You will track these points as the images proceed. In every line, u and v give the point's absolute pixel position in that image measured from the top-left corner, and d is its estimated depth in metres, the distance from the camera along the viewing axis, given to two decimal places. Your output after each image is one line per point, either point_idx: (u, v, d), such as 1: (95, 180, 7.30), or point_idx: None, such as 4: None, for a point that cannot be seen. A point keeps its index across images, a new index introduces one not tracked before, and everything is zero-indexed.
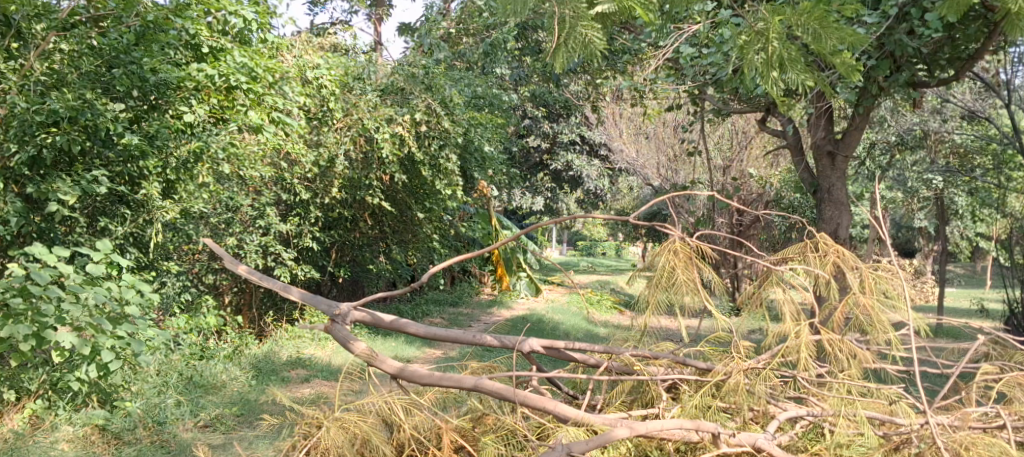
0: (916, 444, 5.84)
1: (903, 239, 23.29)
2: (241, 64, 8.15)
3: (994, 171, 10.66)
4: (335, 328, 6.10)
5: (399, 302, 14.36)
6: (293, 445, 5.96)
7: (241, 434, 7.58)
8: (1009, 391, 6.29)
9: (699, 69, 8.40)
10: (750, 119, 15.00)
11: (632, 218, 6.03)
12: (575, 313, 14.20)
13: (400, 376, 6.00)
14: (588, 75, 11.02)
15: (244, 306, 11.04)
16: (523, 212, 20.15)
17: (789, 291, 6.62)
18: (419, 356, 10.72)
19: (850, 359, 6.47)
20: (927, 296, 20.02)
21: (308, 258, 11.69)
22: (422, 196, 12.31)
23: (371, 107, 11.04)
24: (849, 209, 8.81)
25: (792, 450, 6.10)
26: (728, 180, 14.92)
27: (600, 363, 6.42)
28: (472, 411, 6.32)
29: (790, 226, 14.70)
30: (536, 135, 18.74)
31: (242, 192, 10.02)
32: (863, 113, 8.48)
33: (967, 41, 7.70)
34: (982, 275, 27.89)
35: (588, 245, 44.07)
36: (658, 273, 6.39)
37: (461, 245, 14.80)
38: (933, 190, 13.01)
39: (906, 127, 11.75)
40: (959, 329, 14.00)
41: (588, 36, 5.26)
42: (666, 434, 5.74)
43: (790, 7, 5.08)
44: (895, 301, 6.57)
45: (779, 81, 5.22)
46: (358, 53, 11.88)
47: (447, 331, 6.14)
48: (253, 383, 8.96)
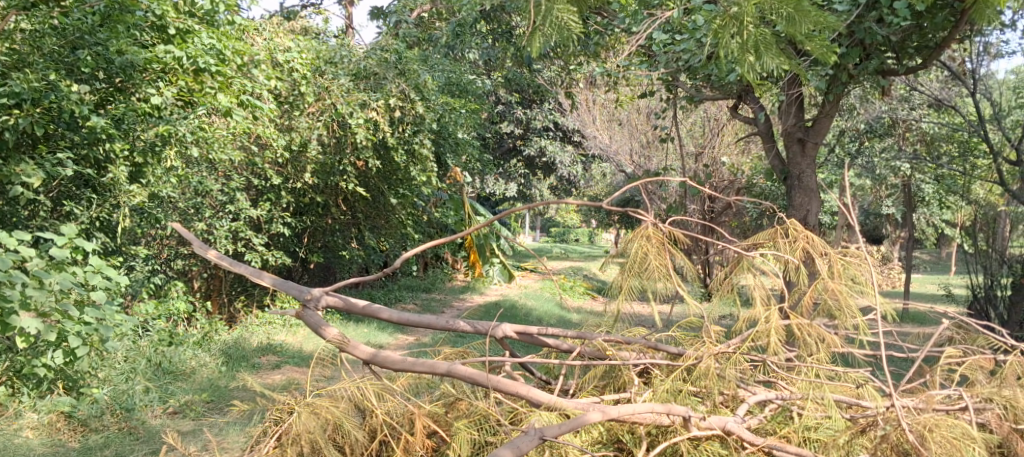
0: (882, 426, 5.80)
1: (871, 227, 23.64)
2: (209, 46, 7.97)
3: (962, 158, 10.80)
4: (306, 314, 6.03)
5: (372, 288, 14.30)
6: (264, 431, 5.95)
7: (211, 420, 7.54)
8: (971, 374, 6.46)
9: (673, 55, 8.43)
10: (721, 106, 15.10)
11: (606, 204, 5.92)
12: (548, 299, 14.28)
13: (372, 362, 5.94)
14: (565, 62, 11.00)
15: (213, 292, 10.95)
16: (496, 198, 20.14)
17: (759, 277, 6.72)
18: (392, 342, 10.67)
19: (819, 344, 6.53)
20: (892, 283, 20.33)
21: (279, 244, 11.63)
22: (396, 182, 12.27)
23: (344, 91, 10.95)
24: (818, 196, 8.90)
25: (761, 434, 6.17)
26: (700, 166, 15.04)
27: (573, 348, 6.45)
28: (445, 397, 6.28)
29: (761, 213, 14.83)
30: (509, 121, 18.72)
31: (211, 177, 9.93)
32: (834, 100, 8.54)
33: (935, 30, 7.81)
34: (947, 261, 28.44)
35: (560, 232, 44.45)
36: (631, 259, 6.42)
37: (435, 231, 14.76)
38: (899, 177, 13.20)
39: (874, 115, 11.90)
40: (923, 313, 14.26)
41: (564, 19, 5.33)
42: (636, 418, 5.77)
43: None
44: (864, 286, 6.68)
45: (754, 65, 5.27)
46: (330, 37, 11.71)
47: (419, 317, 6.09)
48: (222, 369, 8.88)
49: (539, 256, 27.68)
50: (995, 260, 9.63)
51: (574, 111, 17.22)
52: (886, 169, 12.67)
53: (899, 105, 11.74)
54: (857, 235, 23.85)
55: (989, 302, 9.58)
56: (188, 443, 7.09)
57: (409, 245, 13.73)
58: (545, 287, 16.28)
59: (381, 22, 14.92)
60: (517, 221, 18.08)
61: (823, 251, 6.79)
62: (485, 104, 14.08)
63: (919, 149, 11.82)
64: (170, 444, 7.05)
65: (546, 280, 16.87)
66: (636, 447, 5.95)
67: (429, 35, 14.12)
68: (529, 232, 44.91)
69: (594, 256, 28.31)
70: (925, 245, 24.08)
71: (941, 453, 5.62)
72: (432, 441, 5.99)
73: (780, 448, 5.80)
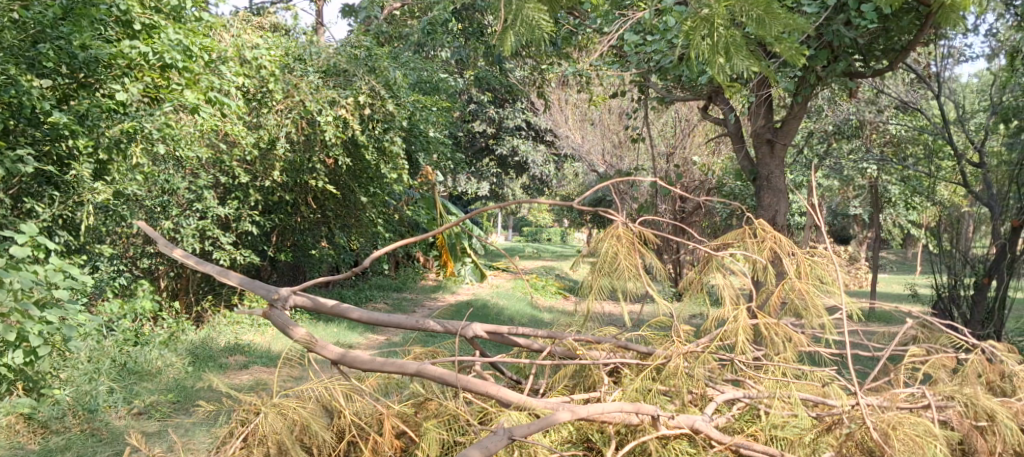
0: (846, 424, 5.92)
1: (839, 227, 23.92)
2: (175, 41, 7.82)
3: (926, 160, 10.94)
4: (273, 313, 5.91)
5: (342, 288, 14.22)
6: (230, 432, 5.83)
7: (178, 420, 7.46)
8: (935, 372, 6.48)
9: (644, 56, 8.54)
10: (691, 106, 15.23)
11: (577, 203, 5.81)
12: (519, 298, 14.30)
13: (341, 363, 5.79)
14: (540, 61, 11.01)
15: (180, 291, 10.81)
16: (469, 197, 20.12)
17: (728, 277, 6.76)
18: (362, 342, 10.61)
19: (786, 343, 6.57)
20: (859, 283, 20.60)
21: (247, 242, 11.54)
22: (366, 180, 12.16)
23: (313, 88, 10.88)
24: (786, 196, 9.01)
25: (728, 432, 6.17)
26: (671, 166, 15.13)
27: (543, 348, 6.44)
28: (414, 397, 6.18)
29: (731, 213, 14.95)
30: (481, 120, 18.75)
31: (178, 174, 9.87)
32: (803, 101, 8.63)
33: (900, 33, 7.98)
34: (913, 262, 28.85)
35: (532, 232, 44.80)
36: (601, 258, 6.43)
37: (406, 230, 14.72)
38: (865, 178, 13.37)
39: (841, 117, 12.09)
40: (889, 312, 14.42)
41: (535, 18, 5.35)
42: (605, 417, 5.74)
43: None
44: (830, 285, 6.75)
45: (724, 67, 5.31)
46: (299, 34, 11.67)
47: (388, 317, 6.00)
48: (189, 370, 8.78)
49: (512, 255, 27.72)
50: (958, 260, 9.97)
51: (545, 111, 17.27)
52: (853, 171, 12.83)
53: (866, 107, 11.90)
54: (826, 235, 24.16)
55: (953, 302, 9.93)
56: (153, 444, 7.01)
57: (380, 245, 13.67)
58: (517, 286, 16.27)
59: (352, 19, 14.88)
60: (489, 220, 18.09)
61: (791, 251, 6.85)
62: (458, 102, 14.07)
63: (885, 150, 11.99)
64: (135, 445, 6.97)
65: (517, 279, 16.86)
66: (605, 446, 5.91)
67: (401, 33, 14.10)
68: (499, 231, 45.00)
69: (569, 256, 28.41)
70: (892, 245, 24.44)
71: (904, 451, 5.65)
72: (401, 442, 5.92)
73: (747, 447, 5.86)
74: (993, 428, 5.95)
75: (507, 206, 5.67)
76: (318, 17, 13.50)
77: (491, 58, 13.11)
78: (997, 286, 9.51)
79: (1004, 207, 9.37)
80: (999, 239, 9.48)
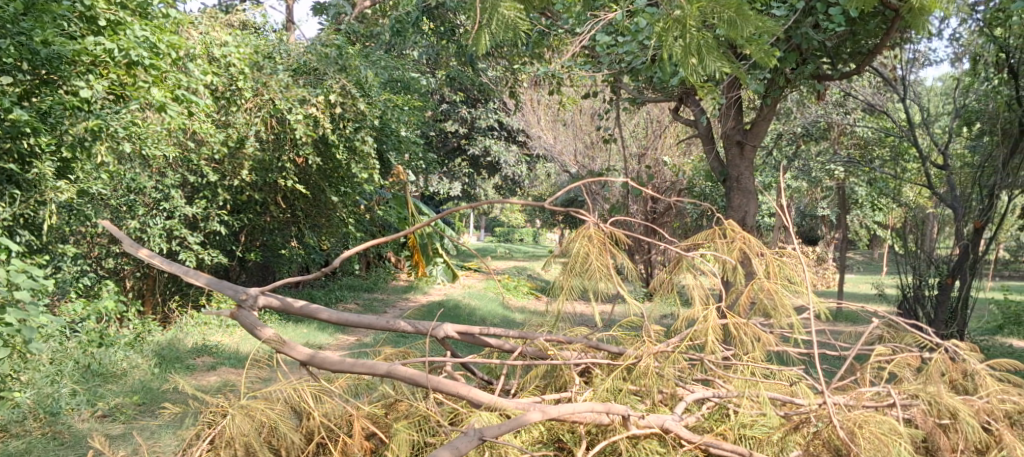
0: (814, 424, 5.92)
1: (808, 229, 24.19)
2: (142, 38, 7.71)
3: (893, 162, 11.13)
4: (241, 314, 5.67)
5: (313, 288, 14.13)
6: (197, 434, 5.60)
7: (143, 423, 7.36)
8: (900, 371, 6.50)
9: (616, 57, 8.65)
10: (661, 108, 15.32)
11: (549, 203, 5.73)
12: (491, 299, 14.28)
13: (310, 364, 5.56)
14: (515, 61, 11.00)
15: (146, 292, 10.66)
16: (441, 197, 20.08)
17: (699, 277, 6.81)
18: (331, 343, 10.55)
19: (754, 343, 6.62)
20: (826, 283, 20.84)
21: (214, 242, 11.42)
22: (337, 180, 12.08)
23: (282, 87, 10.81)
24: (756, 197, 9.08)
25: (698, 432, 6.20)
26: (642, 167, 15.21)
27: (515, 348, 6.42)
28: (385, 398, 5.99)
29: (701, 214, 15.05)
30: (453, 120, 18.75)
31: (145, 173, 9.83)
32: (772, 103, 8.72)
33: (867, 36, 8.10)
34: (880, 262, 29.23)
35: (502, 232, 44.86)
36: (573, 258, 6.44)
37: (378, 230, 14.66)
38: (832, 179, 13.51)
39: (811, 119, 12.25)
40: (856, 312, 14.58)
41: (509, 17, 5.33)
42: (576, 417, 5.72)
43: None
44: (798, 285, 6.82)
45: (697, 67, 5.35)
46: (268, 31, 11.58)
47: (357, 318, 5.84)
48: (156, 371, 8.68)
49: (485, 255, 27.74)
50: (923, 260, 10.15)
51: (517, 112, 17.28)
52: (821, 173, 12.95)
53: (834, 110, 12.05)
54: (795, 237, 24.41)
55: (918, 301, 10.08)
56: (118, 447, 6.90)
57: (351, 245, 13.60)
58: (488, 287, 16.24)
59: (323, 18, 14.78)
60: (461, 220, 18.06)
61: (760, 252, 6.91)
62: (430, 102, 14.00)
63: (853, 152, 12.14)
64: (98, 448, 6.86)
65: (488, 280, 16.85)
66: (576, 446, 5.90)
67: (373, 32, 14.04)
68: (469, 231, 44.99)
69: (542, 256, 28.46)
70: (859, 245, 24.79)
71: (870, 449, 5.64)
72: (370, 443, 5.73)
73: (716, 446, 5.88)
74: (956, 426, 5.93)
75: (481, 206, 5.61)
76: (290, 15, 13.40)
77: (463, 57, 13.08)
78: (960, 286, 9.67)
79: (967, 208, 9.62)
80: (962, 240, 9.66)
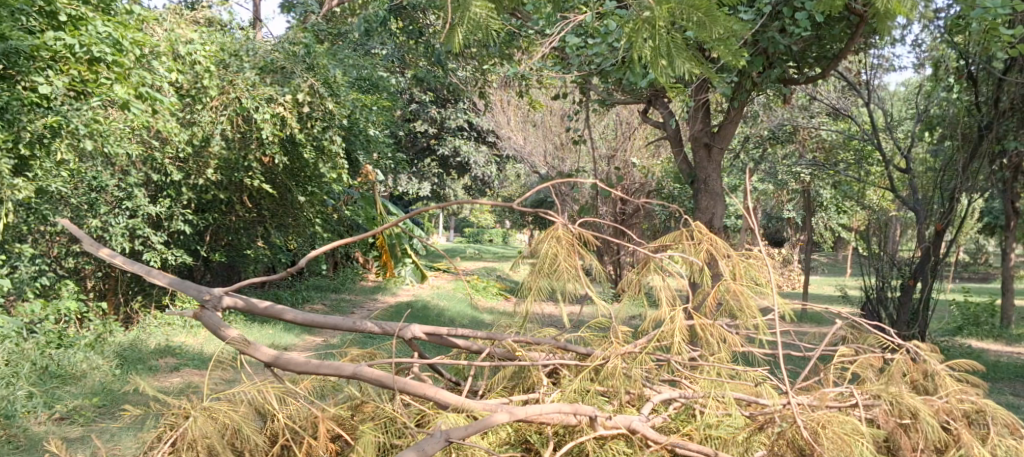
0: (778, 423, 5.93)
1: (774, 231, 24.43)
2: (104, 34, 7.68)
3: (856, 166, 11.29)
4: (205, 314, 5.67)
5: (279, 288, 14.10)
6: (157, 437, 5.54)
7: (102, 426, 7.34)
8: (863, 372, 6.57)
9: (585, 59, 8.78)
10: (631, 109, 15.41)
11: (517, 204, 5.73)
12: (460, 299, 14.33)
13: (276, 365, 5.55)
14: (481, 61, 11.06)
15: (108, 292, 10.61)
16: (410, 197, 20.07)
17: (667, 279, 6.87)
18: (298, 344, 10.56)
19: (720, 343, 6.67)
20: (792, 285, 21.09)
21: (180, 242, 11.38)
22: (304, 179, 12.12)
23: (249, 85, 10.81)
24: (723, 200, 9.16)
25: (664, 432, 6.23)
26: (611, 169, 15.29)
27: (482, 349, 6.44)
28: (351, 400, 6.01)
29: (669, 216, 15.16)
30: (423, 120, 18.77)
31: (106, 171, 9.84)
32: (739, 107, 8.80)
33: (833, 41, 8.22)
34: (844, 264, 29.58)
35: (473, 233, 45.04)
36: (541, 259, 6.47)
37: (346, 230, 14.66)
38: (798, 182, 13.66)
39: (777, 122, 12.34)
40: (821, 314, 14.75)
41: (479, 15, 5.35)
42: (543, 418, 5.73)
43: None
44: (764, 287, 6.89)
45: (666, 69, 5.39)
46: (235, 29, 11.54)
47: (324, 319, 5.82)
48: (117, 373, 8.64)
49: (453, 256, 27.77)
50: (886, 262, 10.15)
51: (487, 112, 17.32)
52: (787, 175, 13.08)
53: (799, 113, 12.16)
54: (761, 238, 24.65)
55: (880, 303, 10.11)
56: (76, 450, 6.89)
57: (319, 245, 13.60)
58: (457, 287, 16.27)
59: (291, 15, 14.75)
60: (430, 220, 18.07)
61: (726, 254, 6.97)
62: (399, 102, 14.02)
63: (817, 155, 12.26)
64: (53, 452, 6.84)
65: (457, 281, 16.88)
66: (543, 447, 5.92)
67: (341, 31, 14.06)
68: (440, 230, 45.00)
69: (509, 257, 28.43)
70: (823, 248, 25.10)
71: (833, 449, 5.69)
72: (336, 445, 5.73)
73: (682, 447, 5.89)
74: (916, 426, 5.98)
75: (449, 207, 5.61)
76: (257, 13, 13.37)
77: (432, 58, 13.12)
78: (922, 288, 9.81)
79: (929, 211, 9.79)
80: (923, 242, 9.80)
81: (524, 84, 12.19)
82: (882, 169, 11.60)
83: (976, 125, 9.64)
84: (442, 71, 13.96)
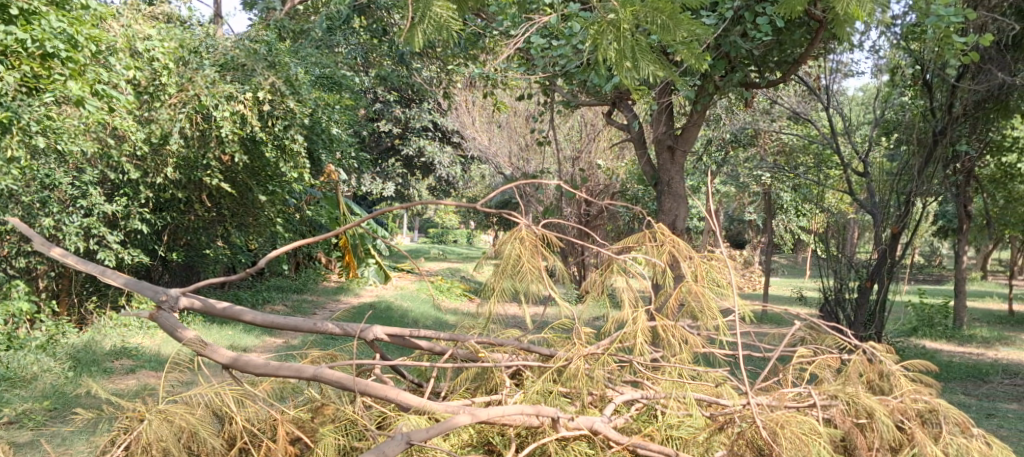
0: (738, 423, 5.96)
1: (735, 232, 24.65)
2: (58, 29, 7.58)
3: (816, 169, 11.40)
4: (161, 315, 5.63)
5: (239, 289, 14.05)
6: (111, 440, 5.50)
7: (53, 430, 7.29)
8: (820, 372, 6.65)
9: (549, 60, 8.84)
10: (596, 111, 15.51)
11: (481, 205, 5.72)
12: (423, 300, 14.37)
13: (234, 367, 5.51)
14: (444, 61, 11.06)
15: (62, 292, 10.49)
16: (374, 197, 20.05)
17: (630, 280, 6.90)
18: (258, 345, 10.53)
19: (682, 345, 6.72)
20: (752, 286, 21.30)
21: (137, 241, 11.28)
22: (265, 178, 12.07)
23: (209, 83, 10.74)
24: (684, 202, 9.23)
25: (626, 433, 6.26)
26: (575, 171, 15.37)
27: (445, 350, 6.43)
28: (311, 403, 6.00)
29: (633, 217, 15.25)
30: (387, 119, 18.74)
31: (60, 169, 9.77)
32: (701, 110, 8.86)
33: (794, 46, 8.32)
34: (803, 266, 29.83)
35: (438, 234, 45.12)
36: (505, 260, 6.49)
37: (308, 230, 14.63)
38: (758, 185, 13.82)
39: (738, 125, 12.46)
40: (781, 315, 14.92)
41: (442, 16, 5.38)
42: (506, 420, 5.74)
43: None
44: (724, 289, 6.94)
45: (631, 71, 5.40)
46: (196, 25, 11.46)
47: (284, 320, 5.79)
48: (69, 375, 8.60)
49: (416, 257, 27.75)
50: (844, 264, 10.38)
51: (452, 112, 17.36)
52: (747, 177, 13.22)
53: (761, 117, 12.29)
54: (723, 240, 24.85)
55: (838, 304, 10.34)
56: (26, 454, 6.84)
57: (281, 245, 13.57)
58: (421, 287, 16.28)
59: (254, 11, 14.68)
60: (394, 221, 18.06)
61: (688, 255, 7.00)
62: (362, 101, 14.00)
63: (778, 159, 12.41)
64: None
65: (422, 282, 16.90)
66: (505, 448, 5.96)
67: (304, 28, 14.01)
68: (404, 230, 44.94)
69: (471, 258, 28.46)
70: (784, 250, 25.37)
71: (791, 449, 5.72)
72: (295, 448, 5.72)
73: (643, 447, 5.93)
74: (872, 426, 6.07)
75: (412, 207, 5.58)
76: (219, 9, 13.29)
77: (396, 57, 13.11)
78: (879, 289, 9.99)
79: (885, 214, 9.95)
80: (880, 245, 9.96)
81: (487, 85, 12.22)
82: (840, 173, 11.76)
83: (931, 129, 9.79)
84: (406, 71, 13.95)
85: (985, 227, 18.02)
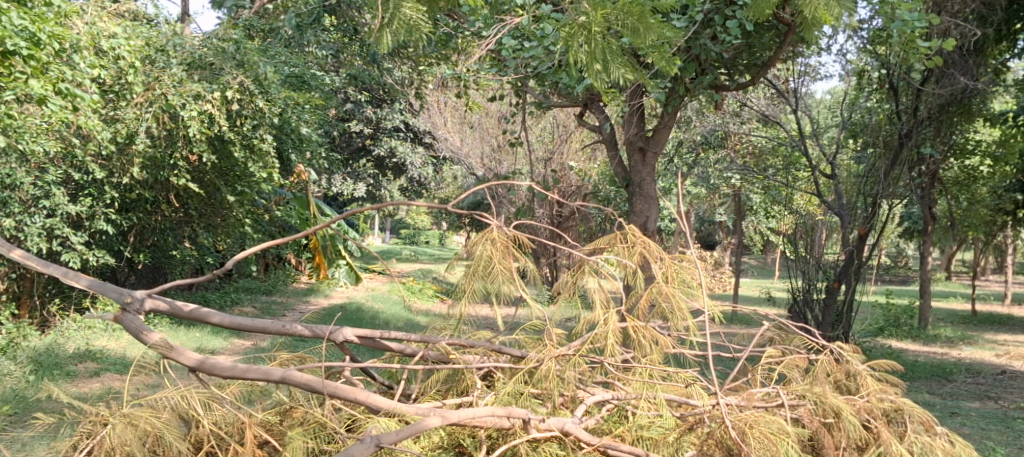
0: (708, 423, 6.01)
1: (706, 233, 24.77)
2: (20, 27, 7.51)
3: (785, 171, 11.49)
4: (126, 318, 5.58)
5: (207, 290, 13.97)
6: (74, 445, 5.48)
7: (14, 433, 7.23)
8: (788, 372, 6.69)
9: (520, 62, 8.85)
10: (568, 112, 15.54)
11: (453, 205, 5.71)
12: (394, 302, 14.35)
13: (201, 370, 5.48)
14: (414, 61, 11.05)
15: (24, 294, 10.37)
16: (345, 198, 19.99)
17: (601, 281, 6.92)
18: (227, 347, 10.48)
19: (652, 345, 6.75)
20: (723, 287, 21.43)
21: (102, 242, 11.18)
22: (234, 178, 12.00)
23: (176, 81, 10.80)
24: (654, 204, 9.26)
25: (597, 433, 6.28)
26: (547, 172, 15.39)
27: (416, 352, 6.39)
28: (280, 405, 5.98)
29: (604, 219, 15.30)
30: (359, 120, 18.68)
31: (22, 168, 9.66)
32: (672, 112, 8.89)
33: (762, 49, 8.52)
34: (773, 266, 30.00)
35: (411, 234, 45.03)
36: (476, 261, 6.49)
37: (279, 231, 14.57)
38: (728, 186, 13.89)
39: (708, 127, 12.52)
40: (750, 317, 15.01)
41: (412, 17, 5.39)
42: (477, 422, 5.73)
43: (611, 1, 5.22)
44: (694, 290, 6.97)
45: (602, 74, 5.36)
46: (162, 23, 11.36)
47: (253, 322, 5.76)
48: (31, 378, 8.53)
49: (387, 258, 27.66)
50: (812, 265, 10.55)
51: (424, 113, 17.34)
52: (717, 179, 13.29)
53: (730, 119, 12.36)
54: (694, 242, 24.96)
55: (806, 305, 10.52)
56: None
57: (250, 246, 13.51)
58: (393, 288, 16.25)
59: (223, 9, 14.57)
60: (365, 221, 18.02)
61: (659, 256, 7.03)
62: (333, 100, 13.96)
63: (748, 161, 12.47)
64: None
65: (393, 283, 16.88)
66: (476, 450, 5.97)
67: (274, 27, 13.94)
68: (377, 231, 44.81)
69: (443, 258, 28.40)
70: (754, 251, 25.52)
71: (760, 449, 5.76)
72: (263, 451, 5.71)
73: (614, 447, 5.93)
74: (839, 425, 6.12)
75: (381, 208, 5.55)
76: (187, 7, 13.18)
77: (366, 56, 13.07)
78: (845, 290, 10.09)
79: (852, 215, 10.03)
80: (848, 246, 10.07)
81: (457, 86, 12.22)
82: (808, 175, 11.84)
83: (897, 132, 9.89)
84: (377, 71, 13.92)
85: (951, 228, 18.22)
